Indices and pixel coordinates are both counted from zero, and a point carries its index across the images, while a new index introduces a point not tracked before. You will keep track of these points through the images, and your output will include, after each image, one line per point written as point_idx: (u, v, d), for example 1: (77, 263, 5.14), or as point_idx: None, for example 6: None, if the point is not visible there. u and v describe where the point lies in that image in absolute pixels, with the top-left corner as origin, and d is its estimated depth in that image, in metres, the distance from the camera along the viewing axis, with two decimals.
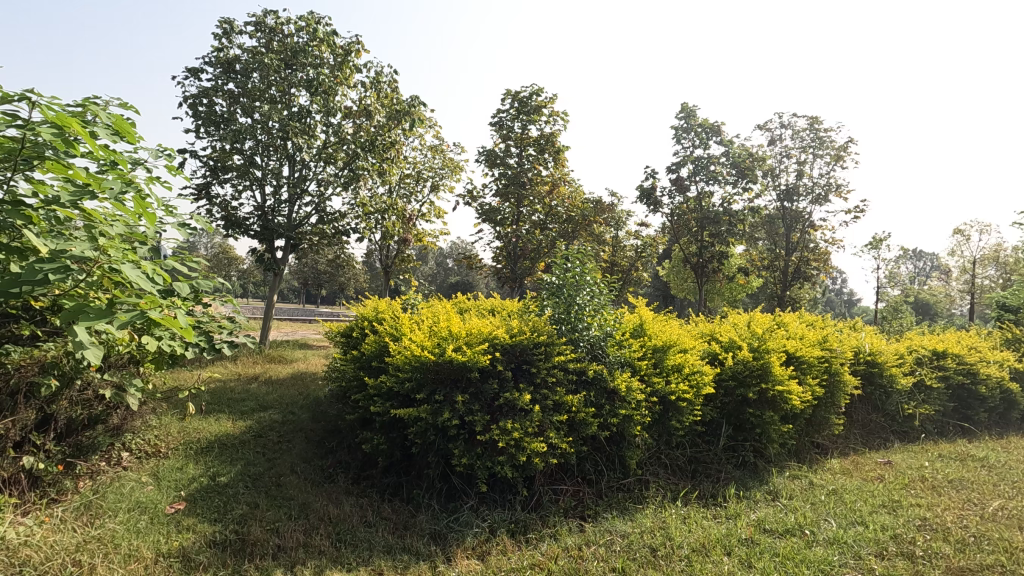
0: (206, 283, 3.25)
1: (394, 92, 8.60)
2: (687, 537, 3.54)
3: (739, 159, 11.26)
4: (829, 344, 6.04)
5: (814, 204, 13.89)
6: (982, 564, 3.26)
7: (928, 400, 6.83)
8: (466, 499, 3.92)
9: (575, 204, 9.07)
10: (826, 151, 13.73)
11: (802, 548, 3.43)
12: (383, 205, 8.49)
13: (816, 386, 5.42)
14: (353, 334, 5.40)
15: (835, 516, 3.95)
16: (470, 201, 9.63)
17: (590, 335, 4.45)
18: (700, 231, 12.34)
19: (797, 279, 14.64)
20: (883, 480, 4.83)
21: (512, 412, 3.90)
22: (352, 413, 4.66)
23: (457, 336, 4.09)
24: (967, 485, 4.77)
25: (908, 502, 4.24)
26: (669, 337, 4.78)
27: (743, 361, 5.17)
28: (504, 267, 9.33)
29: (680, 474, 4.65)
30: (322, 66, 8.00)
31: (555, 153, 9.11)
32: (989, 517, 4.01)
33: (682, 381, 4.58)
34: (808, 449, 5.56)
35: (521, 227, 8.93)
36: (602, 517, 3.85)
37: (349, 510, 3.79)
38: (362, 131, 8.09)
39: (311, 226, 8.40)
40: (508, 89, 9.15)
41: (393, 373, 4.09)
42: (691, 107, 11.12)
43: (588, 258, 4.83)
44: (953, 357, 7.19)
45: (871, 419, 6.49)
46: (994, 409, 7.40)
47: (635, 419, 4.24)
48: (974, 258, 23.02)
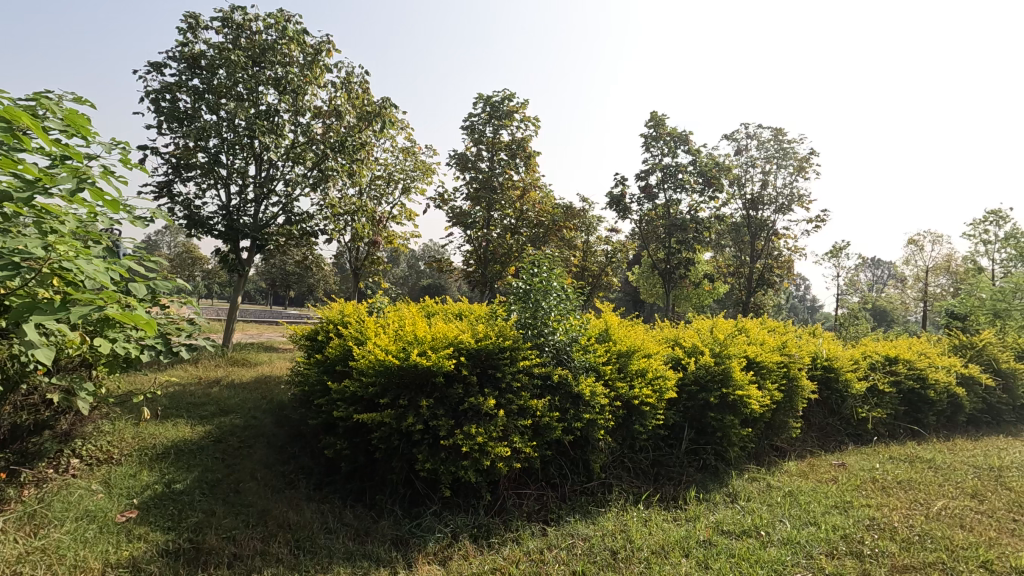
0: (164, 283, 3.12)
1: (365, 93, 8.51)
2: (647, 540, 3.60)
3: (707, 168, 11.53)
4: (788, 350, 6.21)
5: (778, 213, 14.29)
6: (925, 562, 3.41)
7: (882, 403, 7.09)
8: (429, 504, 3.92)
9: (546, 209, 9.11)
10: (789, 162, 14.14)
11: (757, 548, 3.53)
12: (353, 206, 8.38)
13: (774, 390, 5.57)
14: (318, 338, 5.31)
15: (790, 517, 4.08)
16: (442, 205, 9.60)
17: (556, 340, 4.47)
18: (668, 238, 12.56)
19: (761, 286, 15.04)
20: (837, 482, 5.01)
21: (477, 416, 3.90)
22: (315, 418, 4.58)
23: (422, 340, 4.08)
24: (914, 485, 4.97)
25: (859, 503, 4.40)
26: (633, 342, 4.86)
27: (705, 366, 5.30)
28: (475, 271, 9.32)
29: (643, 478, 4.74)
30: (291, 65, 7.87)
31: (527, 158, 9.16)
32: (933, 516, 4.19)
33: (645, 385, 4.65)
34: (767, 452, 5.72)
35: (492, 231, 8.96)
36: (564, 520, 3.89)
37: (309, 517, 3.73)
38: (332, 131, 7.98)
39: (278, 227, 8.23)
40: (480, 93, 9.19)
41: (358, 378, 4.05)
42: (660, 115, 11.34)
43: (555, 263, 4.86)
44: (904, 362, 7.50)
45: (827, 422, 6.72)
46: (943, 413, 7.72)
47: (599, 423, 4.30)
48: (928, 267, 24.01)
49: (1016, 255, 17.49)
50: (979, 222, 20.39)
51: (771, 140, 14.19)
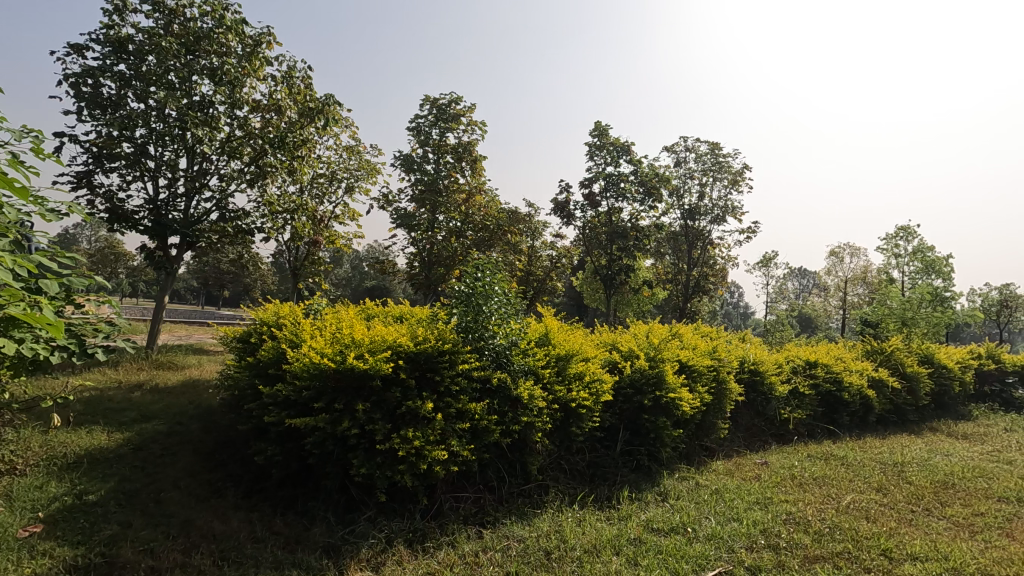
0: (80, 281, 2.88)
1: (308, 89, 8.27)
2: (580, 539, 3.69)
3: (647, 178, 11.95)
4: (718, 354, 6.51)
5: (713, 223, 14.95)
6: (833, 552, 3.67)
7: (803, 405, 7.55)
8: (364, 510, 3.88)
9: (491, 213, 9.18)
10: (724, 175, 14.84)
11: (683, 544, 3.69)
12: (292, 204, 8.09)
13: (705, 393, 5.83)
14: (251, 339, 5.11)
15: (715, 514, 4.28)
16: (386, 206, 9.47)
17: (495, 344, 4.48)
18: (609, 245, 12.91)
19: (697, 293, 15.68)
20: (759, 479, 5.30)
21: (415, 420, 3.88)
22: (245, 423, 4.41)
23: (359, 343, 4.03)
24: (827, 481, 5.34)
25: (778, 499, 4.68)
26: (572, 346, 4.98)
27: (640, 370, 5.49)
28: (418, 273, 9.22)
29: (580, 479, 4.86)
30: (228, 55, 7.55)
31: (473, 162, 9.19)
32: (843, 509, 4.51)
33: (582, 389, 4.78)
34: (697, 452, 5.98)
35: (437, 233, 8.88)
36: (500, 523, 3.93)
37: (236, 526, 3.59)
38: (271, 126, 7.69)
39: (210, 224, 7.86)
40: (427, 95, 9.16)
41: (291, 381, 3.94)
42: (604, 125, 11.67)
43: (497, 268, 4.86)
44: (822, 366, 8.05)
45: (753, 423, 7.12)
46: (856, 414, 8.30)
47: (537, 426, 4.37)
48: (847, 278, 25.80)
49: (922, 268, 19.07)
50: (891, 236, 22.09)
51: (708, 153, 14.84)
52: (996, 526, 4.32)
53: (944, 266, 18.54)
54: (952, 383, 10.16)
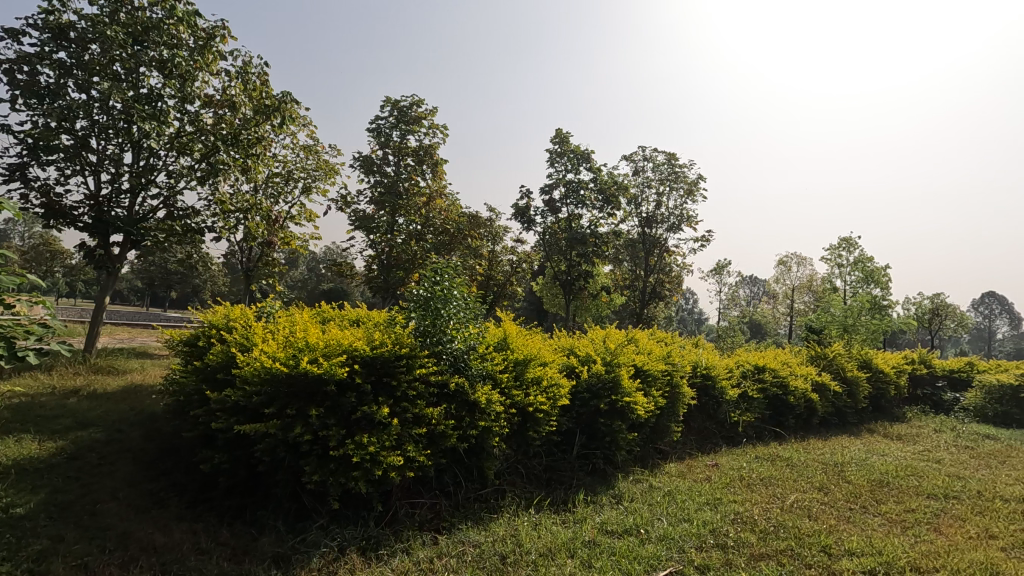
0: (10, 279, 2.70)
1: (264, 86, 8.06)
2: (535, 543, 3.72)
3: (606, 186, 12.17)
4: (672, 359, 6.68)
5: (670, 231, 15.35)
6: (776, 549, 3.82)
7: (751, 408, 7.83)
8: (316, 518, 3.79)
9: (451, 217, 9.21)
10: (680, 185, 15.28)
11: (636, 545, 3.76)
12: (246, 204, 7.83)
13: (659, 397, 5.97)
14: (198, 343, 4.91)
15: (667, 515, 4.38)
16: (345, 207, 9.30)
17: (454, 348, 4.47)
18: (569, 251, 13.08)
19: (653, 299, 16.05)
20: (710, 481, 5.46)
21: (370, 425, 3.82)
22: (191, 430, 4.24)
23: (313, 347, 3.95)
24: (773, 481, 5.55)
25: (727, 499, 4.84)
26: (530, 351, 5.01)
27: (597, 374, 5.58)
28: (377, 276, 9.09)
29: (536, 483, 4.89)
30: (179, 47, 7.27)
31: (434, 165, 9.15)
32: (787, 508, 4.71)
33: (540, 393, 4.82)
34: (651, 455, 6.12)
35: (396, 236, 8.76)
36: (456, 528, 3.91)
37: (179, 538, 3.44)
38: (224, 123, 7.44)
39: (157, 222, 7.52)
40: (388, 96, 9.07)
41: (241, 386, 3.82)
42: (564, 133, 11.84)
43: (456, 272, 4.84)
44: (770, 371, 8.38)
45: (705, 426, 7.34)
46: (801, 416, 8.66)
47: (494, 430, 4.37)
48: (794, 286, 26.95)
49: (863, 277, 20.10)
50: (834, 247, 23.20)
51: (665, 163, 15.25)
52: (924, 521, 4.59)
53: (882, 276, 19.62)
54: (888, 387, 10.73)
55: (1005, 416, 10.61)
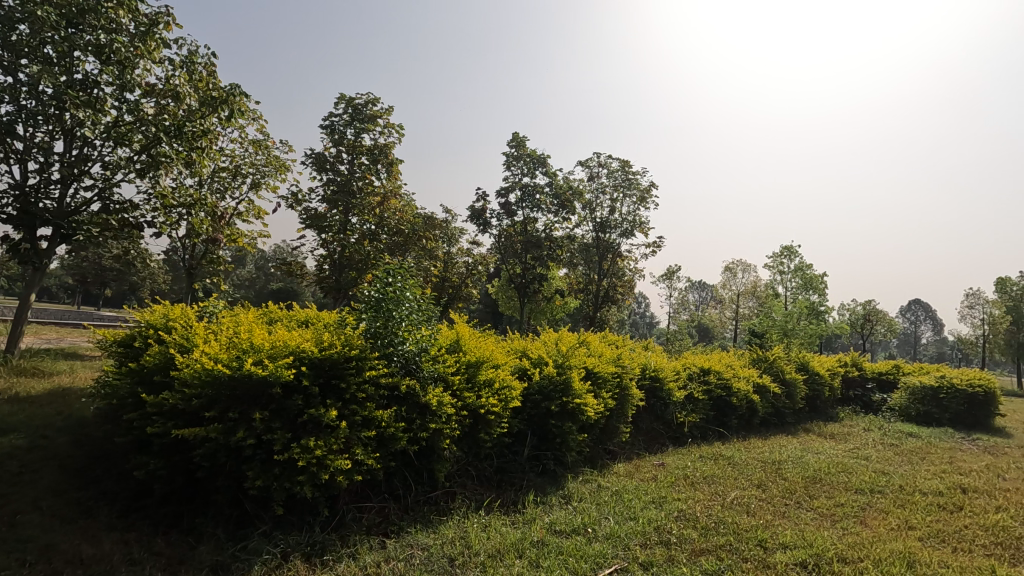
0: None
1: (212, 77, 7.77)
2: (484, 544, 3.73)
3: (561, 191, 12.34)
4: (622, 361, 6.85)
5: (623, 237, 15.70)
6: (716, 544, 3.98)
7: (696, 409, 8.11)
8: (258, 525, 3.69)
9: (406, 218, 9.09)
10: (633, 192, 15.66)
11: (583, 544, 3.84)
12: (189, 198, 7.46)
13: (608, 399, 6.10)
14: (134, 344, 4.67)
15: (614, 514, 4.49)
16: (295, 205, 9.04)
17: (405, 350, 4.44)
18: (525, 254, 13.20)
19: (606, 302, 16.37)
20: (656, 480, 5.63)
21: (317, 428, 3.75)
22: (124, 435, 4.03)
23: (258, 349, 3.84)
24: (716, 479, 5.77)
25: (671, 497, 5.00)
26: (483, 353, 5.03)
27: (548, 376, 5.65)
28: (328, 276, 8.90)
29: (487, 485, 4.92)
30: (118, 33, 6.91)
31: (389, 165, 9.04)
32: (727, 505, 4.90)
33: (491, 395, 4.84)
34: (600, 456, 6.24)
35: (349, 236, 8.59)
36: (405, 531, 3.88)
37: (108, 548, 3.27)
38: (167, 114, 7.10)
39: (91, 215, 7.11)
40: (342, 93, 8.90)
41: (179, 389, 3.66)
42: (521, 137, 11.95)
43: (409, 273, 4.80)
44: (714, 373, 8.71)
45: (652, 427, 7.54)
46: (743, 417, 9.03)
47: (445, 432, 4.36)
48: (739, 292, 28.06)
49: (802, 284, 21.13)
50: (777, 255, 24.27)
51: (618, 169, 15.60)
52: (852, 515, 4.88)
53: (820, 283, 20.70)
54: (823, 388, 11.33)
55: (926, 416, 11.36)
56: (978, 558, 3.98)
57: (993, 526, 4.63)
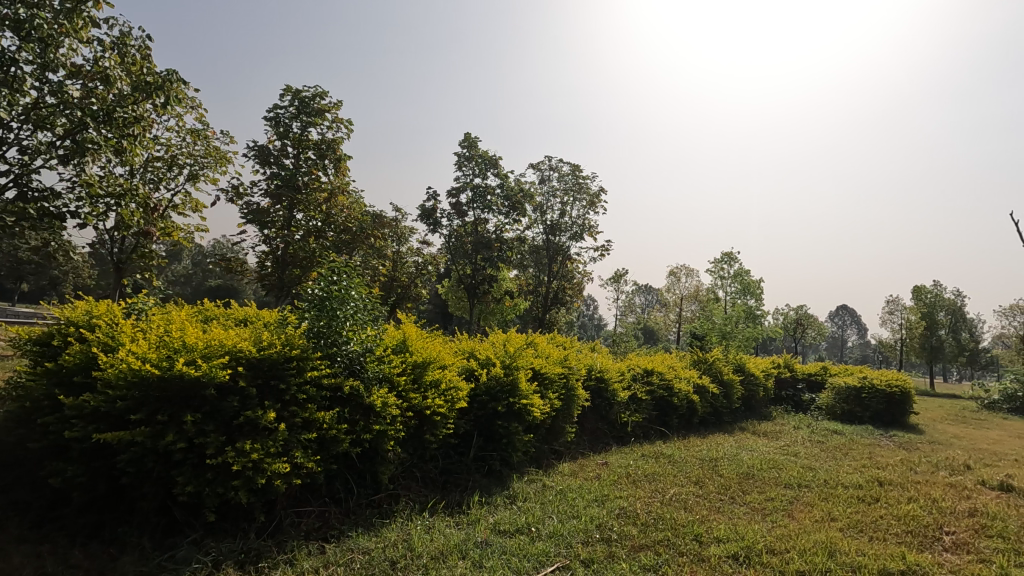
0: None
1: (146, 62, 7.35)
2: (427, 546, 3.70)
3: (512, 193, 12.40)
4: (568, 363, 6.95)
5: (572, 240, 15.95)
6: (654, 540, 4.11)
7: (639, 409, 8.34)
8: (188, 533, 3.52)
9: (355, 215, 8.88)
10: (583, 196, 15.94)
11: (526, 544, 3.87)
12: (119, 188, 7.01)
13: (554, 400, 6.18)
14: (52, 343, 4.34)
15: (557, 513, 4.55)
16: (236, 199, 8.66)
17: (349, 351, 4.35)
18: (475, 254, 13.20)
19: (555, 304, 16.58)
20: (599, 478, 5.75)
21: (254, 431, 3.62)
22: (39, 440, 3.74)
23: (191, 348, 3.66)
24: (656, 477, 5.95)
25: (613, 495, 5.12)
26: (429, 354, 4.99)
27: (495, 377, 5.67)
28: (270, 274, 8.58)
29: (431, 486, 4.89)
30: (41, 8, 6.40)
31: (337, 161, 8.82)
32: (666, 501, 5.07)
33: (438, 396, 4.81)
34: (546, 456, 6.31)
35: (293, 233, 8.36)
36: (345, 535, 3.79)
37: (18, 562, 3.03)
38: (95, 98, 6.63)
39: (5, 203, 6.56)
40: (289, 85, 8.61)
41: (102, 390, 3.44)
42: (473, 138, 11.94)
43: (355, 271, 4.70)
44: (657, 374, 8.98)
45: (597, 427, 7.69)
46: (684, 416, 9.36)
47: (390, 434, 4.30)
48: (682, 296, 29.03)
49: (740, 289, 22.10)
50: (718, 261, 25.27)
51: (569, 173, 15.84)
52: (781, 508, 5.15)
53: (756, 289, 21.73)
54: (757, 388, 11.89)
55: (849, 414, 12.14)
56: (891, 546, 4.28)
57: (905, 516, 5.00)
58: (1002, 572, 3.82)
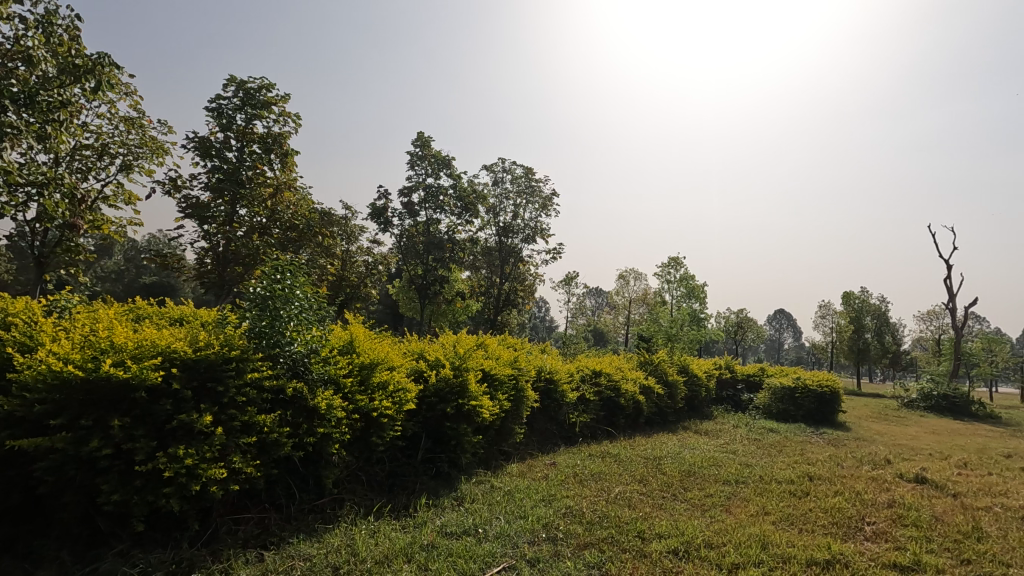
0: None
1: (74, 43, 6.88)
2: (372, 551, 3.64)
3: (465, 193, 12.37)
4: (518, 364, 6.99)
5: (525, 242, 16.06)
6: (599, 537, 4.19)
7: (587, 410, 8.50)
8: (114, 545, 3.33)
9: (302, 212, 8.62)
10: (536, 199, 16.09)
11: (473, 545, 3.87)
12: (42, 176, 6.52)
13: (504, 401, 6.20)
14: None
15: (505, 513, 4.57)
16: (174, 191, 8.24)
17: (292, 352, 4.23)
18: (426, 255, 13.11)
19: (507, 305, 16.64)
20: (547, 478, 5.81)
21: (188, 436, 3.45)
22: None
23: (120, 349, 3.44)
24: (602, 476, 6.07)
25: (560, 495, 5.18)
26: (377, 355, 4.92)
27: (445, 378, 5.64)
28: (210, 271, 8.20)
29: (377, 490, 4.81)
30: None
31: (283, 155, 8.54)
32: (611, 500, 5.18)
33: (385, 398, 4.73)
34: (494, 457, 6.32)
35: (236, 229, 8.01)
36: (286, 542, 3.68)
37: None
38: (16, 79, 6.14)
39: None
40: (233, 75, 8.28)
41: (17, 395, 3.18)
42: (426, 138, 11.85)
43: (300, 270, 4.56)
44: (604, 375, 9.17)
45: (547, 427, 7.77)
46: (630, 416, 9.59)
47: (334, 437, 4.20)
48: (631, 299, 29.74)
49: (686, 293, 22.85)
50: (665, 265, 26.05)
51: (522, 176, 15.96)
52: (719, 504, 5.36)
53: (701, 292, 22.53)
54: (700, 389, 12.33)
55: (784, 413, 12.78)
56: (819, 537, 4.54)
57: (831, 508, 5.31)
58: (914, 558, 4.13)
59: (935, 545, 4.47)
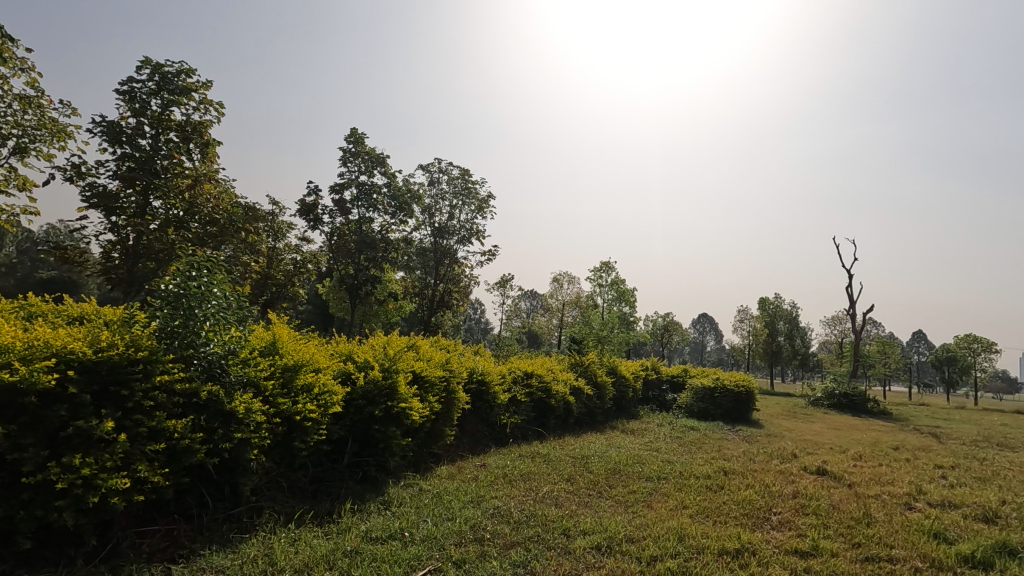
0: None
1: None
2: (291, 559, 3.50)
3: (399, 193, 12.17)
4: (450, 366, 6.95)
5: (460, 244, 16.01)
6: (525, 536, 4.25)
7: (518, 411, 8.58)
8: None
9: (223, 206, 8.17)
10: (471, 201, 16.10)
11: (398, 549, 3.81)
12: None
13: (434, 403, 6.14)
14: None
15: (432, 516, 4.54)
16: (78, 179, 7.58)
17: (208, 353, 4.01)
18: (357, 254, 12.79)
19: (441, 307, 16.52)
20: (476, 480, 5.82)
21: (87, 444, 3.19)
22: None
23: (6, 349, 3.13)
24: (530, 476, 6.16)
25: (489, 496, 5.21)
26: (301, 356, 4.75)
27: (373, 381, 5.52)
28: (118, 266, 7.60)
29: (299, 497, 4.64)
30: None
31: (204, 145, 8.08)
32: (539, 499, 5.27)
33: (309, 400, 4.58)
34: (424, 460, 6.25)
35: (148, 222, 7.48)
36: (197, 555, 3.48)
37: None
38: None
39: None
40: (148, 58, 7.74)
41: None
42: (360, 134, 11.58)
43: (219, 267, 4.33)
44: (535, 377, 9.29)
45: (477, 429, 7.78)
46: (561, 417, 9.78)
47: (253, 442, 4.02)
48: (564, 302, 30.34)
49: (616, 296, 23.59)
50: (597, 270, 26.76)
51: (458, 177, 15.91)
52: (641, 500, 5.59)
53: (630, 296, 23.35)
54: (628, 389, 12.76)
55: (704, 412, 13.45)
56: (730, 528, 4.84)
57: (743, 500, 5.66)
58: (814, 544, 4.47)
59: (832, 531, 4.87)
